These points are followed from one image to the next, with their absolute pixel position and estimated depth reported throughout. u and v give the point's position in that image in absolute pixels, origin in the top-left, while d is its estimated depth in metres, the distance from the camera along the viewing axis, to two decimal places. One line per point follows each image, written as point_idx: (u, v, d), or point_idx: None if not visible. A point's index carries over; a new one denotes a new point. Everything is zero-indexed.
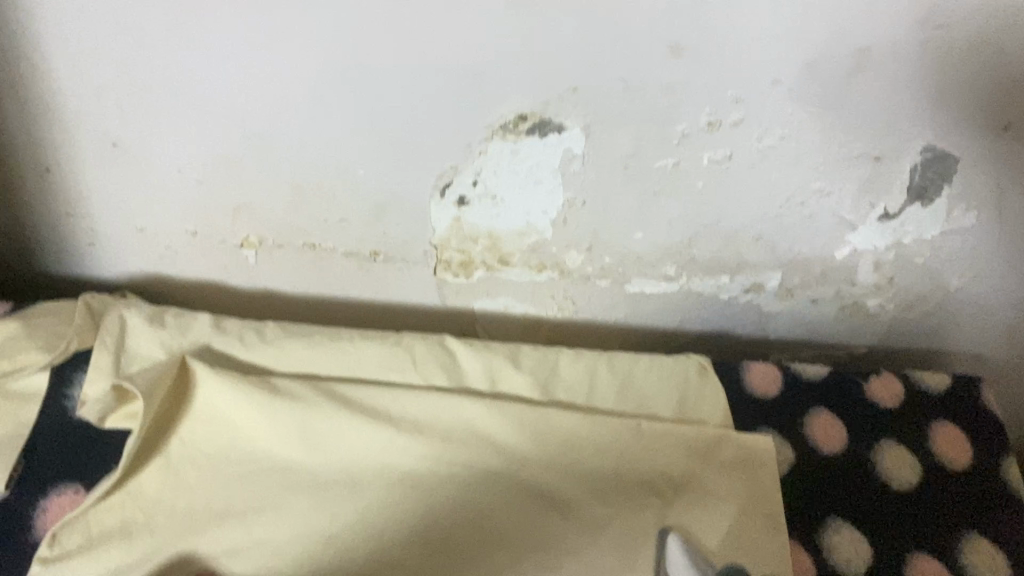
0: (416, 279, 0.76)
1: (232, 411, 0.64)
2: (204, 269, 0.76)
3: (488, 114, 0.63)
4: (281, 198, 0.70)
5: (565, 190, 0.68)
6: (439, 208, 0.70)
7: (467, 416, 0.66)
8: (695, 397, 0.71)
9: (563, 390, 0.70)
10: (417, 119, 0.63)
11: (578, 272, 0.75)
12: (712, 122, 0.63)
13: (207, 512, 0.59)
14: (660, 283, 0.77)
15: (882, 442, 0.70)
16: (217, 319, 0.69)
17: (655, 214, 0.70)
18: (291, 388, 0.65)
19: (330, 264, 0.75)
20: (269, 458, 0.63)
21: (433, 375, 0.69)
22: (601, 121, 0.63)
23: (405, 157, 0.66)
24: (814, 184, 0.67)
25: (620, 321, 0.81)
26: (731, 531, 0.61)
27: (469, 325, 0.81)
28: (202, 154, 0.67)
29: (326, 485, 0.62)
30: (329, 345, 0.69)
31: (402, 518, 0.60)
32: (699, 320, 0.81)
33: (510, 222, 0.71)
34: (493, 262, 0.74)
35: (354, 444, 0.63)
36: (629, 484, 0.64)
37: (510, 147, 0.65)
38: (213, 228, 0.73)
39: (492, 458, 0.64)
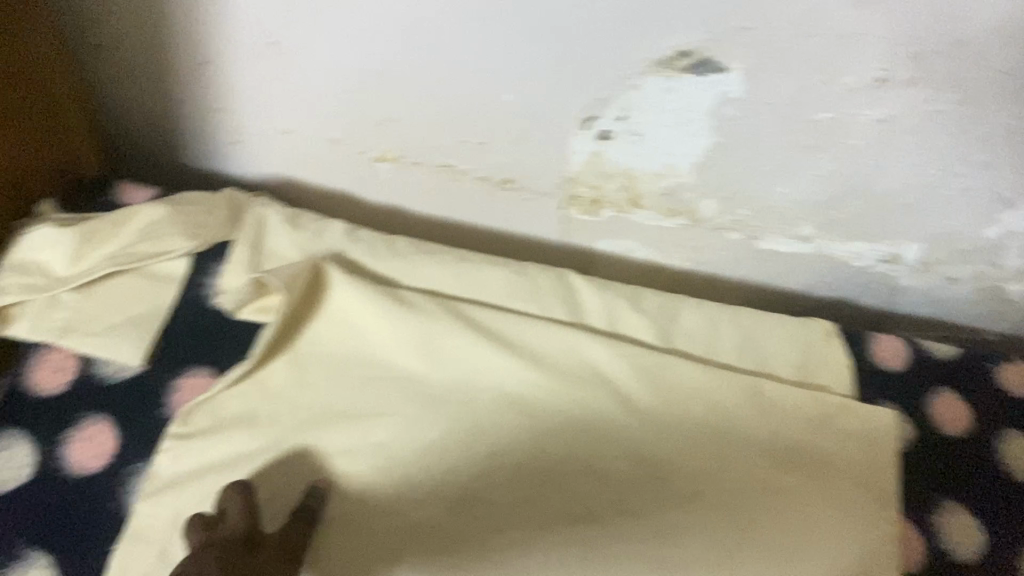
0: (545, 211, 0.76)
1: (358, 317, 0.67)
2: (339, 179, 0.78)
3: (649, 48, 0.61)
4: (425, 115, 0.70)
5: (713, 134, 0.67)
6: (579, 141, 0.69)
7: (583, 348, 0.67)
8: (816, 362, 0.69)
9: (682, 338, 0.70)
10: (572, 50, 0.62)
11: (711, 222, 0.74)
12: (881, 78, 0.60)
13: (331, 408, 0.64)
14: (795, 241, 0.74)
15: (1007, 431, 0.68)
16: (350, 228, 0.72)
17: (802, 168, 0.68)
18: (415, 301, 0.68)
19: (459, 187, 0.76)
20: (388, 367, 0.66)
21: (552, 306, 0.69)
22: (765, 65, 0.61)
23: (557, 87, 0.65)
24: (977, 156, 0.63)
25: (743, 276, 0.79)
26: (824, 510, 0.61)
27: (589, 263, 0.81)
28: (357, 64, 0.67)
29: (437, 399, 0.65)
30: (454, 264, 0.71)
31: (507, 444, 0.63)
32: (826, 287, 0.78)
33: (650, 162, 0.70)
34: (625, 202, 0.74)
35: (468, 363, 0.66)
36: (730, 442, 0.64)
37: (664, 84, 0.63)
38: (355, 140, 0.74)
39: (600, 396, 0.65)
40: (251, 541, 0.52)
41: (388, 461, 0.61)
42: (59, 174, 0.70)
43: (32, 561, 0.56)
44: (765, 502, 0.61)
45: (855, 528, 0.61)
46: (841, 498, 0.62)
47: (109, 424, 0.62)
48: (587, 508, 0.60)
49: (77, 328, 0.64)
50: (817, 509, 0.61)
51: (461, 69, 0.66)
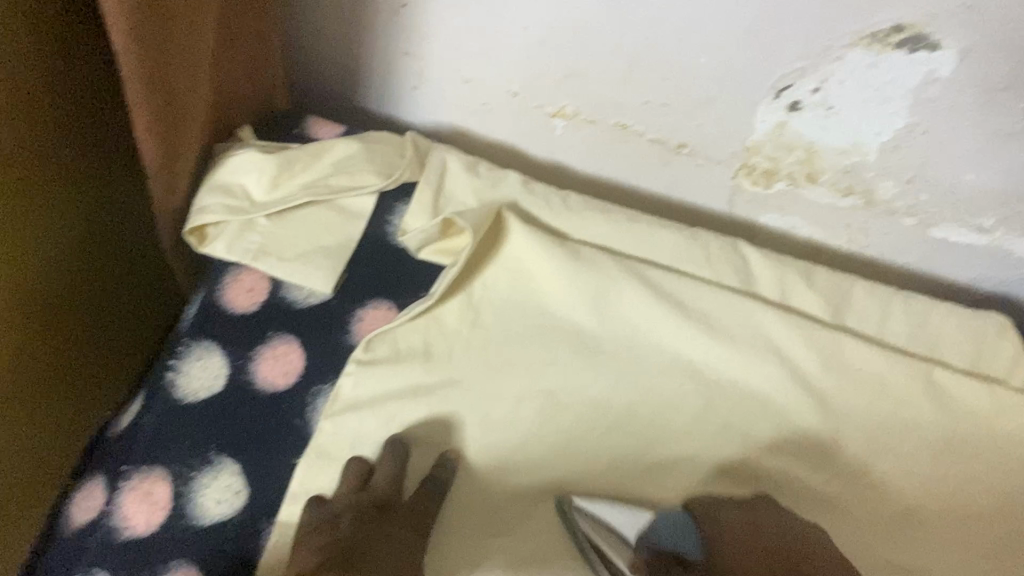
0: (717, 178, 0.76)
1: (535, 267, 0.68)
2: (511, 131, 0.79)
3: (864, 20, 0.60)
4: (612, 73, 0.71)
5: (910, 114, 0.65)
6: (767, 109, 0.69)
7: (755, 320, 0.67)
8: (990, 354, 0.68)
9: (852, 318, 0.69)
10: (781, 16, 0.62)
11: (886, 204, 0.73)
12: None
13: (505, 353, 0.65)
14: (971, 233, 0.73)
15: None
16: (526, 179, 0.72)
17: (998, 158, 0.66)
18: (592, 257, 0.68)
19: (631, 146, 0.76)
20: (559, 318, 0.67)
21: (724, 274, 0.69)
22: (983, 46, 0.59)
23: (756, 54, 0.65)
24: None
25: (908, 263, 0.78)
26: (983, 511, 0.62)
27: (748, 235, 0.81)
28: (554, 17, 0.68)
29: (608, 354, 0.66)
30: (628, 224, 0.70)
31: (673, 408, 0.64)
32: (995, 283, 0.77)
33: (835, 139, 0.69)
34: (800, 176, 0.73)
35: (640, 323, 0.67)
36: (896, 428, 0.64)
37: (870, 58, 0.63)
38: (535, 93, 0.75)
39: (771, 367, 0.65)
40: (383, 507, 0.55)
41: (561, 411, 0.63)
42: (254, 102, 0.73)
43: (220, 467, 0.59)
44: (925, 498, 0.63)
45: (1010, 538, 0.62)
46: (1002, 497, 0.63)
47: (299, 346, 0.64)
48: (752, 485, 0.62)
49: (268, 251, 0.67)
50: (975, 517, 0.62)
51: (659, 29, 0.66)
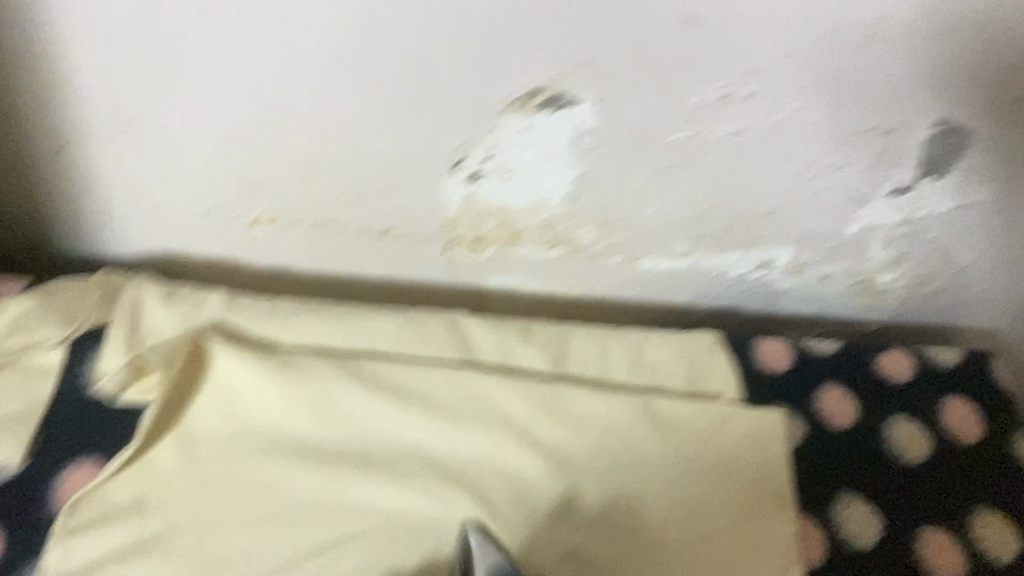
0: (429, 255, 0.77)
1: (246, 385, 0.66)
2: (219, 247, 0.77)
3: (502, 89, 0.63)
4: (294, 176, 0.71)
5: (577, 165, 0.69)
6: (452, 183, 0.70)
7: (477, 389, 0.67)
8: (706, 371, 0.71)
9: (575, 366, 0.70)
10: (426, 97, 0.64)
11: (590, 248, 0.76)
12: (724, 96, 0.62)
13: (226, 482, 0.62)
14: (673, 258, 0.78)
15: (895, 418, 0.70)
16: (230, 296, 0.71)
17: (666, 188, 0.71)
18: (303, 363, 0.67)
19: (339, 240, 0.76)
20: (280, 433, 0.65)
21: (443, 349, 0.70)
22: (615, 94, 0.63)
23: (421, 133, 0.66)
24: (825, 159, 0.67)
25: (633, 294, 0.82)
26: (732, 526, 0.62)
27: (481, 302, 0.83)
28: (218, 132, 0.67)
29: (337, 457, 0.64)
30: (341, 322, 0.70)
31: (407, 502, 0.61)
32: (714, 299, 0.82)
33: (524, 195, 0.71)
34: (505, 239, 0.75)
35: (364, 418, 0.65)
36: (632, 467, 0.65)
37: (521, 122, 0.65)
38: (227, 208, 0.74)
39: (501, 434, 0.65)
40: None
41: (292, 528, 0.60)
42: None
43: None
44: (677, 528, 0.62)
45: (764, 544, 0.62)
46: (746, 500, 0.64)
47: None
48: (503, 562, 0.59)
49: None
50: (725, 534, 0.62)
51: (324, 126, 0.67)
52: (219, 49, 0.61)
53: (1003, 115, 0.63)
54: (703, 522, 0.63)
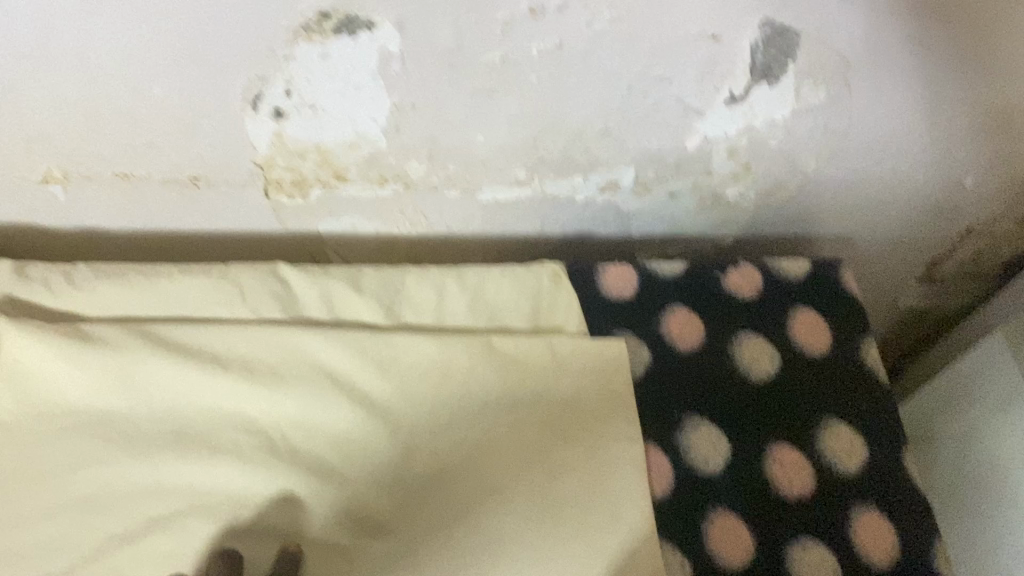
0: (249, 201, 0.71)
1: (35, 361, 0.59)
2: (13, 210, 0.70)
3: (286, 14, 0.56)
4: (75, 126, 0.63)
5: (389, 94, 0.63)
6: (256, 122, 0.64)
7: (302, 346, 0.62)
8: (548, 304, 0.68)
9: (409, 310, 0.66)
10: (206, 27, 0.56)
11: (422, 182, 0.72)
12: (534, 8, 0.57)
13: (25, 473, 0.56)
14: (513, 187, 0.74)
15: (742, 334, 0.68)
16: (18, 266, 0.64)
17: (491, 114, 0.66)
18: (101, 333, 0.60)
19: (146, 193, 0.70)
20: (87, 412, 0.59)
21: (263, 307, 0.64)
22: (415, 13, 0.57)
23: (208, 70, 0.60)
24: (652, 70, 0.63)
25: (477, 229, 0.79)
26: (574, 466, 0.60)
27: (320, 249, 0.78)
28: None
29: (146, 431, 0.58)
30: (146, 284, 0.63)
31: (224, 476, 0.57)
32: (561, 226, 0.79)
33: (337, 133, 0.66)
34: (328, 178, 0.70)
35: (174, 384, 0.60)
36: (472, 411, 0.62)
37: (318, 49, 0.58)
38: (7, 166, 0.66)
39: (332, 391, 0.61)
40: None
41: (96, 513, 0.55)
42: None
43: None
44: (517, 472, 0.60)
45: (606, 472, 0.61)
46: (597, 447, 0.62)
47: None
48: (331, 534, 0.57)
49: None
50: (564, 472, 0.60)
51: (93, 67, 0.59)
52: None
53: (831, 10, 0.59)
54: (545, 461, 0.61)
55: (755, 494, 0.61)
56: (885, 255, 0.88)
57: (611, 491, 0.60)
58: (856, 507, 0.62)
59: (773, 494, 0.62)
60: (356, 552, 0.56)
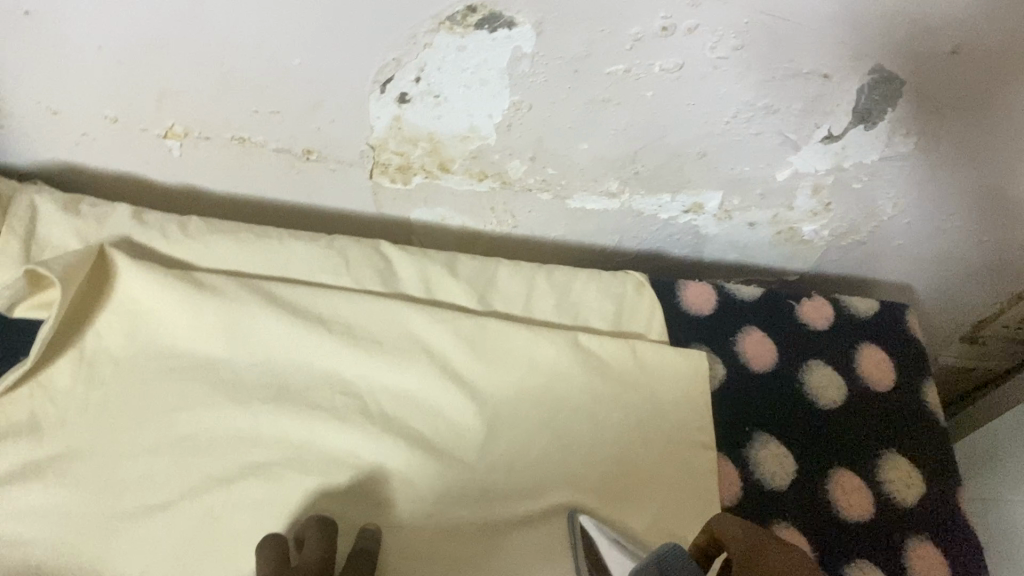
0: (353, 180, 0.75)
1: (151, 304, 0.61)
2: (128, 160, 0.73)
3: (435, 6, 0.59)
4: (209, 87, 0.66)
5: (511, 93, 0.66)
6: (379, 104, 0.67)
7: (401, 320, 0.65)
8: (631, 311, 0.71)
9: (500, 300, 0.69)
10: (357, 7, 0.59)
11: (519, 183, 0.75)
12: (666, 27, 0.60)
13: (131, 406, 0.59)
14: (603, 198, 0.77)
15: (812, 361, 0.71)
16: (136, 211, 0.66)
17: (600, 124, 0.69)
18: (213, 282, 0.63)
19: (258, 160, 0.73)
20: (194, 358, 0.61)
21: (364, 279, 0.67)
22: (555, 17, 0.60)
23: (347, 49, 0.63)
24: (761, 100, 0.66)
25: (559, 235, 0.82)
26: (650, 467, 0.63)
27: (405, 234, 0.82)
28: (123, 35, 0.61)
29: (247, 385, 0.60)
30: (257, 243, 0.66)
31: (318, 434, 0.59)
32: (638, 241, 0.83)
33: (452, 124, 0.69)
34: (433, 167, 0.73)
35: (278, 343, 0.62)
36: (553, 402, 0.64)
37: (456, 42, 0.61)
38: (134, 116, 0.69)
39: (425, 365, 0.63)
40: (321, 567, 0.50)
41: (197, 456, 0.57)
42: None
43: None
44: (595, 464, 0.62)
45: (681, 477, 0.63)
46: (672, 451, 0.64)
47: None
48: (415, 502, 0.58)
49: None
50: (639, 471, 0.62)
51: (242, 33, 0.62)
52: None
53: (939, 64, 0.62)
54: (622, 458, 0.63)
55: (818, 514, 0.64)
56: (935, 310, 0.92)
57: (684, 496, 0.62)
58: (911, 539, 0.64)
59: (835, 516, 0.64)
60: (438, 521, 0.58)
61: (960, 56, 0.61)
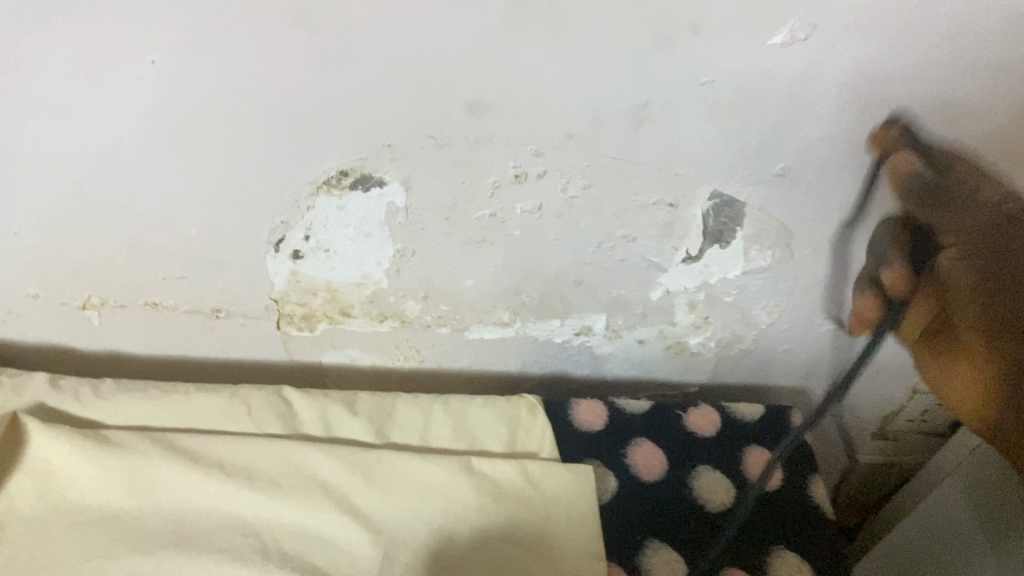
0: (263, 332, 0.81)
1: (61, 461, 0.66)
2: (49, 332, 0.80)
3: (312, 171, 0.67)
4: (117, 260, 0.74)
5: (393, 242, 0.73)
6: (276, 262, 0.74)
7: (301, 459, 0.69)
8: (524, 433, 0.75)
9: (398, 432, 0.74)
10: (245, 178, 0.67)
11: (417, 321, 0.81)
12: (518, 174, 0.68)
13: (38, 561, 0.62)
14: (498, 328, 0.83)
15: (700, 467, 0.75)
16: (53, 377, 0.73)
17: (479, 263, 0.76)
18: (121, 438, 0.68)
19: (171, 320, 0.80)
20: (100, 511, 0.65)
21: (267, 422, 0.72)
22: (419, 175, 0.68)
23: (239, 216, 0.70)
24: (619, 231, 0.73)
25: (464, 366, 0.87)
26: None
27: (320, 378, 0.87)
28: (34, 218, 0.70)
29: (152, 533, 0.64)
30: (165, 398, 0.72)
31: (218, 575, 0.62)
32: (540, 365, 0.88)
33: (346, 275, 0.76)
34: (335, 313, 0.79)
35: (183, 489, 0.66)
36: (449, 527, 0.67)
37: (335, 202, 0.69)
38: (53, 293, 0.76)
39: (323, 499, 0.67)
40: None
41: None
42: None
43: None
44: None
45: None
46: (567, 564, 0.66)
47: None
48: None
49: None
50: None
51: (139, 210, 0.69)
52: (15, 126, 0.63)
53: (772, 185, 0.69)
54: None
55: None
56: (838, 408, 0.96)
57: None
58: None
59: None
60: None
61: (786, 177, 0.68)
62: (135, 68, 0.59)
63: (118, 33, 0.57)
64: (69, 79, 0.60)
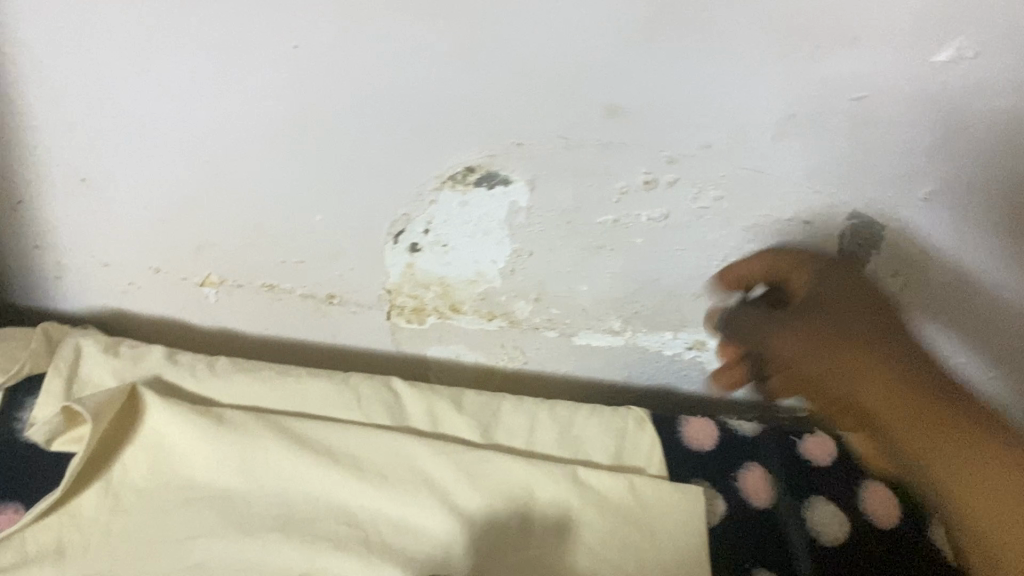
0: (373, 322, 0.81)
1: (176, 435, 0.68)
2: (168, 305, 0.83)
3: (439, 166, 0.66)
4: (238, 241, 0.75)
5: (513, 241, 0.72)
6: (394, 254, 0.74)
7: (406, 453, 0.69)
8: (631, 446, 0.73)
9: (502, 434, 0.72)
10: (370, 168, 0.67)
11: (526, 322, 0.80)
12: (648, 181, 0.66)
13: (149, 533, 0.63)
14: (608, 336, 0.81)
15: (814, 497, 0.71)
16: (171, 352, 0.75)
17: (596, 269, 0.74)
18: (233, 417, 0.69)
19: (284, 303, 0.81)
20: (210, 488, 0.66)
21: (374, 413, 0.72)
22: (546, 175, 0.66)
23: (362, 206, 0.70)
24: (747, 246, 0.70)
25: (569, 371, 0.86)
26: None
27: (424, 372, 0.87)
28: (165, 196, 0.71)
29: (257, 515, 0.64)
30: (276, 381, 0.73)
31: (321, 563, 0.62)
32: (647, 377, 0.86)
33: (461, 271, 0.75)
34: (445, 308, 0.79)
35: (289, 474, 0.66)
36: (552, 536, 0.65)
37: (459, 198, 0.68)
38: (175, 268, 0.78)
39: (426, 496, 0.66)
40: None
41: None
42: None
43: None
44: None
45: None
46: None
47: None
48: None
49: None
50: None
51: (265, 194, 0.70)
52: (154, 105, 0.64)
53: (915, 211, 0.65)
54: None
55: None
56: None
57: None
58: None
59: None
60: None
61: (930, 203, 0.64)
62: (273, 53, 0.59)
63: (257, 15, 0.57)
64: (207, 60, 0.60)
